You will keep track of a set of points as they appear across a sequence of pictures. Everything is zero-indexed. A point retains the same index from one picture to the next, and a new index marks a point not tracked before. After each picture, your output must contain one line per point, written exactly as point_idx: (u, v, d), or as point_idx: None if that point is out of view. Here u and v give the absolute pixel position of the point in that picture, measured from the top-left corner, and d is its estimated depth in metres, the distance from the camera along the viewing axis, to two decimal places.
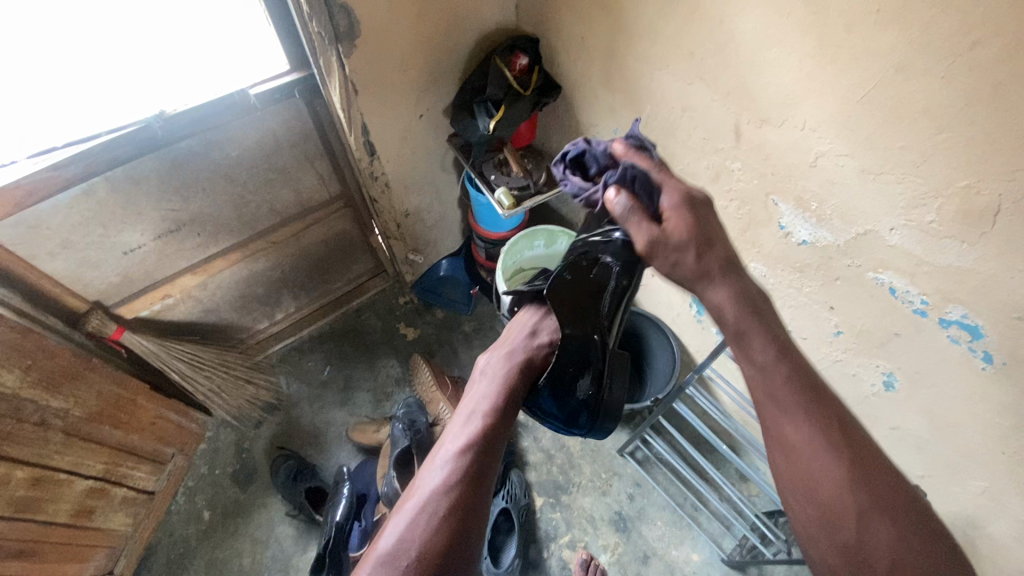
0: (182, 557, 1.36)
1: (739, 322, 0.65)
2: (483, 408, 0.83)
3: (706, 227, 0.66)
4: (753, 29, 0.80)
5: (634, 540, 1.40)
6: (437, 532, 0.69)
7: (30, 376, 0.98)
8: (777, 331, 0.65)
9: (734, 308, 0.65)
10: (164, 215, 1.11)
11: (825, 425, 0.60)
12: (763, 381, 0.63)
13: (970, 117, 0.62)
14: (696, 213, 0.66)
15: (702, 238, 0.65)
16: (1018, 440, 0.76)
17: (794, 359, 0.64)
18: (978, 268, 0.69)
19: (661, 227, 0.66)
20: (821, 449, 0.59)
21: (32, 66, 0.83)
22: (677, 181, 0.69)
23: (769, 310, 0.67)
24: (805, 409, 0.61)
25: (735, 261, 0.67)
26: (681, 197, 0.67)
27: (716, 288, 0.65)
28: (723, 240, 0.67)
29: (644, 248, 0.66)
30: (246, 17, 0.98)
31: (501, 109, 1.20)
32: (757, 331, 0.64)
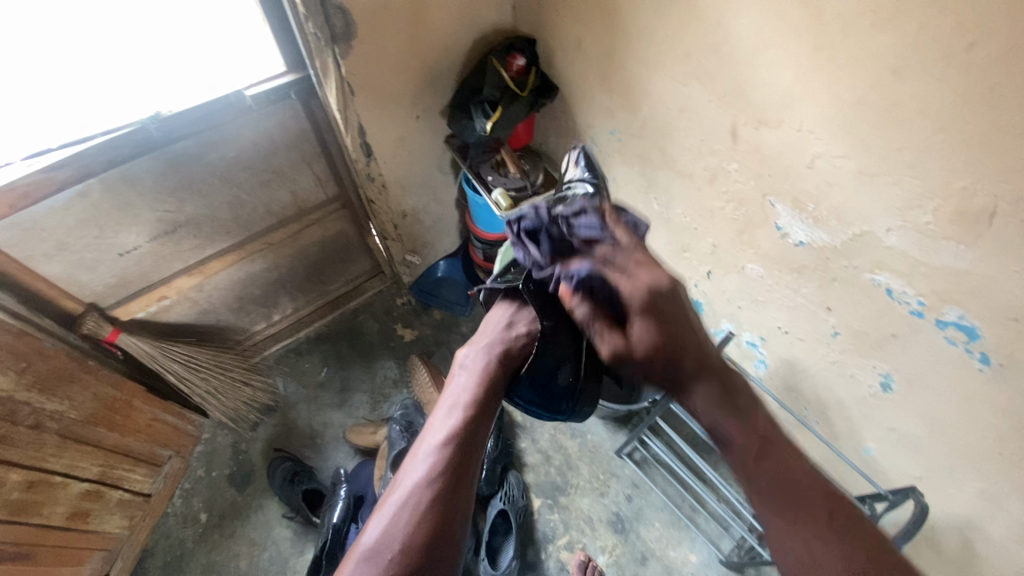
0: (178, 560, 1.36)
1: (713, 422, 0.76)
2: (462, 401, 0.82)
3: (667, 334, 0.75)
4: (750, 30, 0.79)
5: (632, 541, 1.39)
6: (420, 526, 0.70)
7: (25, 379, 0.98)
8: (765, 429, 0.74)
9: (710, 410, 0.76)
10: (160, 216, 1.10)
11: (815, 519, 0.67)
12: (752, 484, 0.72)
13: (965, 118, 0.62)
14: (658, 315, 0.75)
15: (667, 342, 0.75)
16: (1015, 441, 0.76)
17: (778, 454, 0.72)
18: (974, 269, 0.69)
19: (622, 337, 0.78)
20: (816, 546, 0.65)
21: (27, 68, 0.83)
22: (629, 278, 0.76)
23: (753, 404, 0.76)
24: (794, 506, 0.69)
25: (712, 358, 0.77)
26: (639, 296, 0.75)
27: (697, 390, 0.76)
28: (693, 336, 0.76)
29: (610, 354, 0.79)
30: (242, 18, 0.97)
31: (498, 110, 1.19)
32: (734, 429, 0.74)
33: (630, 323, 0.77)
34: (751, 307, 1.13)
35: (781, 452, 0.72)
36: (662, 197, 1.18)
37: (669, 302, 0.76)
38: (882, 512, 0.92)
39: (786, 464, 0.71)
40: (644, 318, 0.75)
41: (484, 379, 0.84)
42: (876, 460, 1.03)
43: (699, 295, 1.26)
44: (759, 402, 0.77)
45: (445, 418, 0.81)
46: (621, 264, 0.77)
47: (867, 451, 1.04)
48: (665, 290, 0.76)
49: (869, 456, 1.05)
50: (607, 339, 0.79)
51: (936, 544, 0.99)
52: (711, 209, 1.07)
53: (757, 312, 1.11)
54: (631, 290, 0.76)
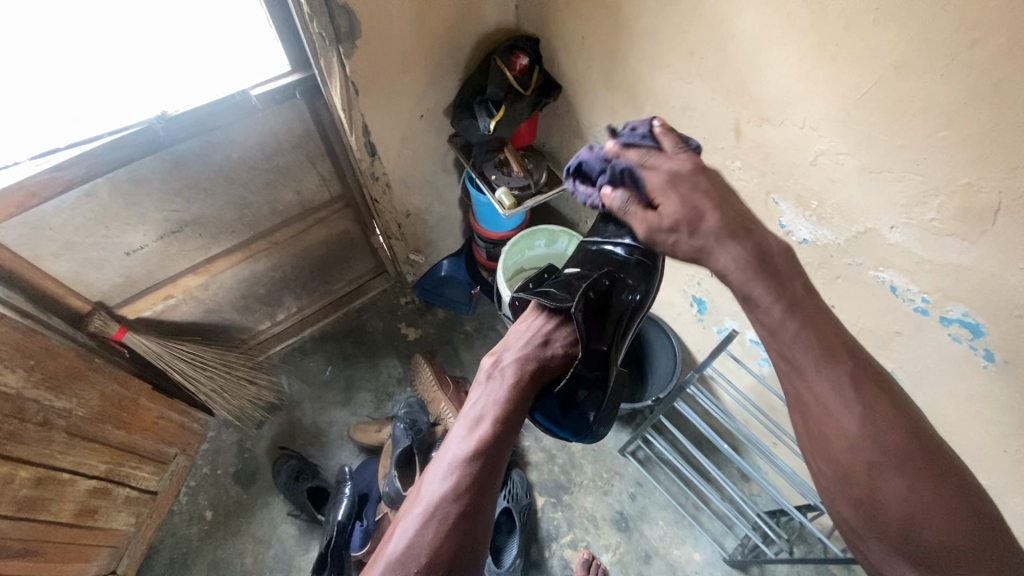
0: (185, 557, 1.37)
1: (744, 286, 0.62)
2: (490, 412, 0.80)
3: (698, 201, 0.67)
4: (753, 28, 0.80)
5: (636, 540, 1.40)
6: (444, 542, 0.67)
7: (33, 377, 0.98)
8: (795, 292, 0.61)
9: (739, 269, 0.62)
10: (166, 215, 1.11)
11: (841, 379, 0.57)
12: (776, 338, 0.60)
13: (970, 114, 0.62)
14: (681, 187, 0.69)
15: (693, 214, 0.66)
16: (1020, 438, 0.76)
17: (807, 315, 0.60)
18: (978, 266, 0.69)
19: (654, 211, 0.70)
20: (835, 404, 0.56)
21: (35, 68, 0.83)
22: (656, 166, 0.72)
23: (790, 269, 0.63)
24: (820, 364, 0.57)
25: (745, 224, 0.65)
26: (661, 180, 0.70)
27: (719, 251, 0.64)
28: (721, 206, 0.67)
29: (645, 232, 0.71)
30: (246, 16, 0.98)
31: (501, 110, 1.20)
32: (766, 291, 0.61)
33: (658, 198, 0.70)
34: None
35: (811, 312, 0.60)
36: None
37: (700, 179, 0.69)
38: None
39: (817, 324, 0.59)
40: (667, 191, 0.69)
41: (512, 393, 0.83)
42: None
43: (703, 293, 1.26)
44: (799, 268, 0.63)
45: (474, 428, 0.78)
46: (653, 159, 0.73)
47: None
48: (696, 173, 0.70)
49: None
50: (637, 218, 0.72)
51: None
52: None
53: None
54: (654, 175, 0.71)
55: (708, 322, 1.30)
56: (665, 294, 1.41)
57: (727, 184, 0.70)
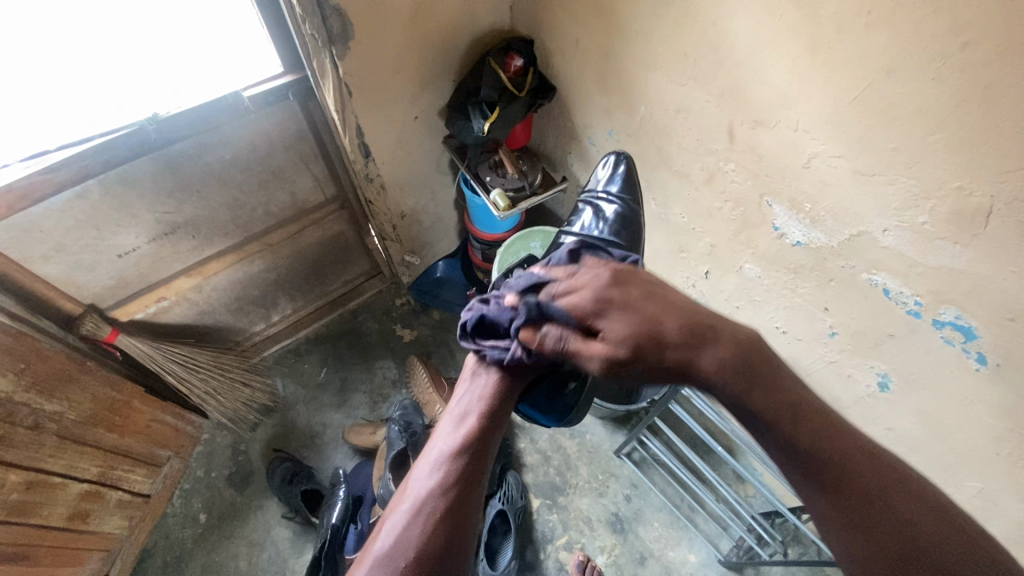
0: (178, 560, 1.36)
1: (735, 393, 0.61)
2: (475, 409, 0.77)
3: (639, 318, 0.66)
4: (746, 30, 0.79)
5: (631, 541, 1.40)
6: (431, 538, 0.67)
7: (23, 380, 0.98)
8: (787, 389, 0.61)
9: (726, 375, 0.61)
10: (158, 217, 1.11)
11: (869, 494, 0.55)
12: (789, 454, 0.58)
13: (961, 117, 0.62)
14: (615, 309, 0.67)
15: (644, 331, 0.65)
16: (1013, 441, 0.76)
17: (815, 422, 0.58)
18: (970, 269, 0.69)
19: (600, 339, 0.67)
20: (871, 524, 0.54)
21: (25, 71, 0.83)
22: (572, 293, 0.70)
23: (775, 369, 0.62)
24: (841, 477, 0.56)
25: (698, 326, 0.65)
26: (589, 302, 0.68)
27: (699, 356, 0.63)
28: (667, 311, 0.66)
29: (603, 365, 0.67)
30: (238, 17, 0.97)
31: (496, 111, 1.19)
32: (764, 405, 0.60)
33: (598, 326, 0.67)
34: (749, 307, 1.12)
35: (831, 431, 0.58)
36: (659, 197, 1.18)
37: (624, 291, 0.68)
38: None
39: (831, 437, 0.57)
40: (603, 315, 0.67)
41: (497, 391, 0.79)
42: None
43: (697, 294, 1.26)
44: (782, 362, 0.63)
45: (459, 424, 0.76)
46: (562, 285, 0.72)
47: None
48: (619, 283, 0.69)
49: None
50: (589, 351, 0.67)
51: None
52: (708, 209, 1.07)
53: (755, 311, 1.11)
54: (575, 302, 0.69)
55: None
56: None
57: (655, 286, 0.70)
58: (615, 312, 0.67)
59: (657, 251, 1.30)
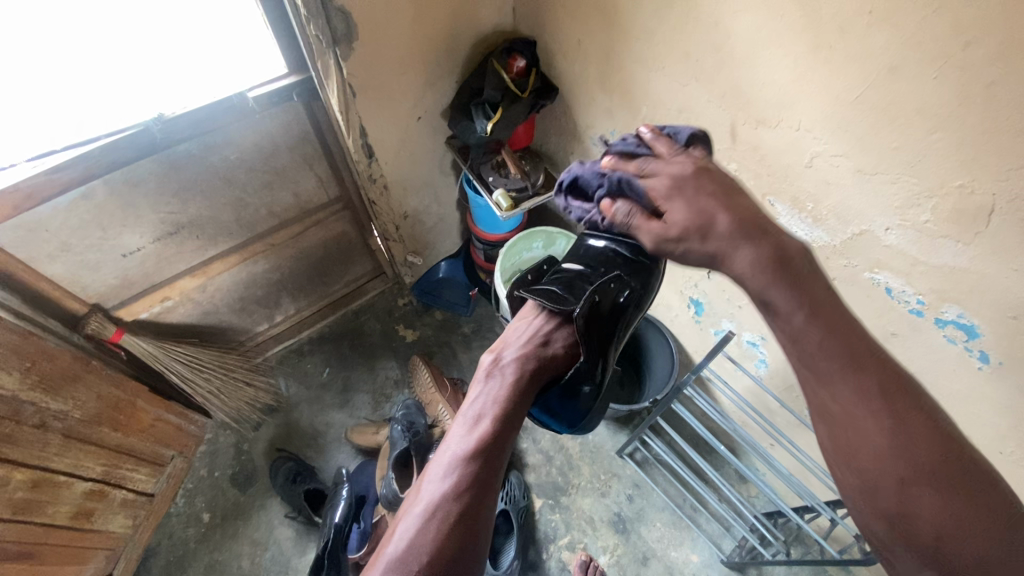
0: (181, 560, 1.36)
1: (761, 290, 0.60)
2: (490, 411, 0.79)
3: (707, 205, 0.64)
4: (748, 30, 0.80)
5: (633, 541, 1.40)
6: (445, 541, 0.66)
7: (29, 378, 0.98)
8: (814, 294, 0.58)
9: (755, 273, 0.60)
10: (163, 217, 1.11)
11: (865, 391, 0.54)
12: (798, 348, 0.58)
13: (964, 116, 0.62)
14: (682, 194, 0.66)
15: (700, 219, 0.63)
16: (1016, 439, 0.76)
17: (827, 320, 0.57)
18: (972, 267, 0.69)
19: (661, 220, 0.67)
20: (859, 417, 0.54)
21: (32, 71, 0.84)
22: (657, 173, 0.70)
23: (812, 271, 0.60)
24: (841, 373, 0.55)
25: (758, 223, 0.63)
26: (667, 186, 0.68)
27: (734, 254, 0.61)
28: (732, 207, 0.64)
29: (654, 243, 0.68)
30: (243, 19, 0.98)
31: (498, 111, 1.20)
32: (786, 298, 0.58)
33: (665, 205, 0.67)
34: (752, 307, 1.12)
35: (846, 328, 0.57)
36: None
37: (700, 186, 0.66)
38: None
39: (841, 337, 0.56)
40: (676, 196, 0.66)
41: (512, 393, 0.82)
42: None
43: (700, 294, 1.26)
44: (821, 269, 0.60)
45: (474, 426, 0.78)
46: (654, 165, 0.71)
47: None
48: (698, 178, 0.67)
49: None
50: (644, 229, 0.69)
51: None
52: None
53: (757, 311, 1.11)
54: (657, 181, 0.69)
55: (705, 323, 1.30)
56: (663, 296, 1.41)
57: (730, 183, 0.67)
58: (684, 197, 0.66)
59: None
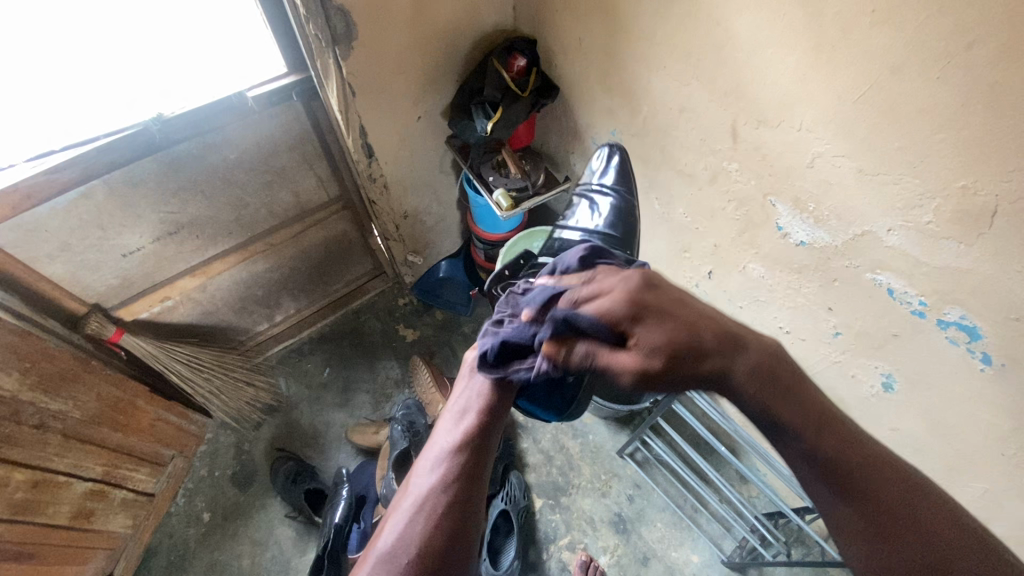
0: (182, 559, 1.37)
1: (763, 401, 0.60)
2: (474, 404, 0.78)
3: (677, 325, 0.62)
4: (750, 30, 0.79)
5: (633, 542, 1.39)
6: (435, 533, 0.67)
7: (28, 379, 0.98)
8: (809, 402, 0.60)
9: (754, 389, 0.60)
10: (163, 217, 1.11)
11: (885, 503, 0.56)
12: (814, 467, 0.58)
13: (966, 117, 0.62)
14: (651, 315, 0.63)
15: (684, 338, 0.61)
16: (1018, 441, 0.76)
17: (837, 433, 0.59)
18: (975, 268, 0.69)
19: (634, 347, 0.62)
20: (883, 529, 0.55)
21: (30, 71, 0.83)
22: (609, 295, 0.66)
23: (797, 375, 0.62)
24: (860, 484, 0.57)
25: (730, 334, 0.63)
26: (622, 307, 0.63)
27: (733, 367, 0.61)
28: (703, 321, 0.63)
29: (638, 376, 0.61)
30: (242, 19, 0.97)
31: (499, 111, 1.19)
32: (789, 413, 0.59)
33: (631, 335, 0.63)
34: (753, 307, 1.12)
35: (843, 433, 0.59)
36: (662, 197, 1.18)
37: (657, 304, 0.64)
38: None
39: (852, 453, 0.58)
40: (640, 322, 0.63)
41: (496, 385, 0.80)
42: None
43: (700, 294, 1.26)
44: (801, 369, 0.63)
45: (459, 423, 0.77)
46: (591, 290, 0.69)
47: None
48: (649, 293, 0.65)
49: None
50: (618, 364, 0.63)
51: None
52: (712, 208, 1.06)
53: (759, 311, 1.11)
54: (610, 305, 0.64)
55: None
56: None
57: (681, 291, 0.67)
58: (646, 321, 0.63)
59: (660, 251, 1.30)
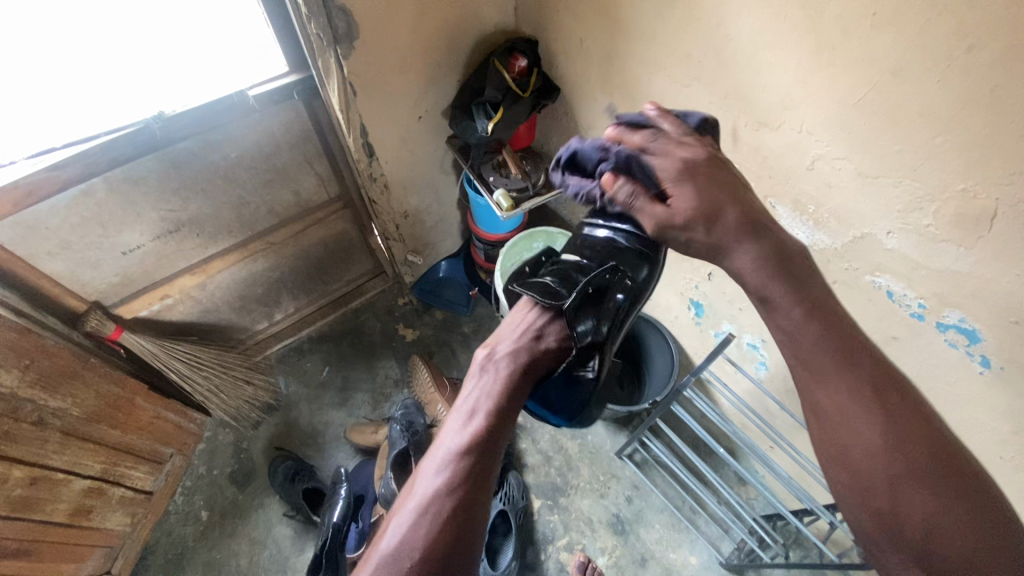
0: (180, 557, 1.37)
1: (760, 286, 0.61)
2: (481, 410, 0.77)
3: (713, 194, 0.65)
4: (751, 31, 0.79)
5: (632, 543, 1.39)
6: (436, 539, 0.66)
7: (27, 376, 0.98)
8: (813, 293, 0.59)
9: (757, 272, 0.61)
10: (162, 215, 1.11)
11: (856, 390, 0.54)
12: (793, 344, 0.58)
13: (965, 120, 0.62)
14: (694, 180, 0.66)
15: (709, 208, 0.64)
16: (1016, 444, 0.76)
17: (830, 325, 0.57)
18: (975, 272, 0.69)
19: (667, 204, 0.67)
20: (852, 411, 0.53)
21: (31, 68, 0.84)
22: (666, 154, 0.69)
23: (811, 271, 0.61)
24: (836, 370, 0.55)
25: (759, 219, 0.64)
26: (673, 166, 0.68)
27: (736, 250, 0.63)
28: (737, 202, 0.65)
29: (655, 228, 0.67)
30: (243, 15, 0.97)
31: (500, 111, 1.19)
32: (781, 292, 0.59)
33: (668, 191, 0.67)
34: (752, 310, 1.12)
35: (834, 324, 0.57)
36: None
37: (705, 180, 0.66)
38: None
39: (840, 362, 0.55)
40: (679, 183, 0.66)
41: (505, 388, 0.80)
42: None
43: (700, 296, 1.25)
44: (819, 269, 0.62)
45: (463, 430, 0.75)
46: (656, 146, 0.71)
47: None
48: (702, 165, 0.67)
49: None
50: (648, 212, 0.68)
51: None
52: None
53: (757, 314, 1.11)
54: (663, 165, 0.68)
55: (706, 325, 1.30)
56: (663, 297, 1.40)
57: (738, 178, 0.68)
58: (685, 183, 0.66)
59: None
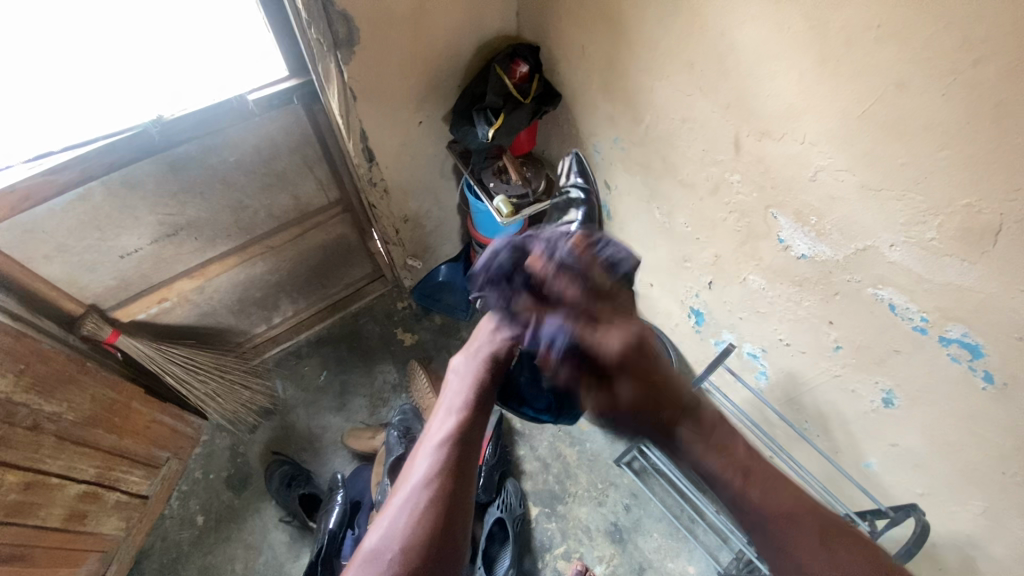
0: (174, 562, 1.36)
1: (725, 470, 0.82)
2: (454, 408, 0.83)
3: (645, 377, 0.83)
4: (754, 41, 0.79)
5: (629, 552, 1.38)
6: (420, 527, 0.68)
7: (23, 381, 0.98)
8: (739, 458, 0.83)
9: (697, 445, 0.84)
10: (161, 219, 1.10)
11: (809, 538, 0.77)
12: (741, 508, 0.81)
13: (969, 135, 0.61)
14: (631, 373, 0.82)
15: (646, 395, 0.83)
16: (1018, 460, 0.75)
17: (761, 479, 0.82)
18: (978, 287, 0.68)
19: (609, 390, 0.84)
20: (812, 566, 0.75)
21: (26, 71, 0.83)
22: (603, 340, 0.80)
23: (732, 434, 0.85)
24: (792, 533, 0.78)
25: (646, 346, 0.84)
26: (617, 348, 0.80)
27: (680, 430, 0.84)
28: (637, 373, 0.82)
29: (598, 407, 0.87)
30: (245, 21, 0.97)
31: (500, 117, 1.18)
32: (719, 462, 0.83)
33: (617, 382, 0.83)
34: (753, 319, 1.11)
35: (757, 486, 0.81)
36: (664, 207, 1.17)
37: (643, 356, 0.82)
38: (882, 528, 0.92)
39: (766, 491, 0.80)
40: (623, 378, 0.82)
41: (474, 386, 0.86)
42: (878, 476, 1.02)
43: (701, 305, 1.24)
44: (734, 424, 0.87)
45: (439, 429, 0.81)
46: (594, 330, 0.81)
47: (869, 466, 1.02)
48: (643, 344, 0.82)
49: (870, 471, 1.03)
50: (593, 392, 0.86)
51: (939, 562, 0.98)
52: (712, 219, 1.06)
53: (758, 323, 1.10)
54: (608, 348, 0.80)
55: (706, 334, 1.29)
56: (662, 305, 1.40)
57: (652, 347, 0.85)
58: (625, 350, 0.80)
59: (660, 259, 1.30)
